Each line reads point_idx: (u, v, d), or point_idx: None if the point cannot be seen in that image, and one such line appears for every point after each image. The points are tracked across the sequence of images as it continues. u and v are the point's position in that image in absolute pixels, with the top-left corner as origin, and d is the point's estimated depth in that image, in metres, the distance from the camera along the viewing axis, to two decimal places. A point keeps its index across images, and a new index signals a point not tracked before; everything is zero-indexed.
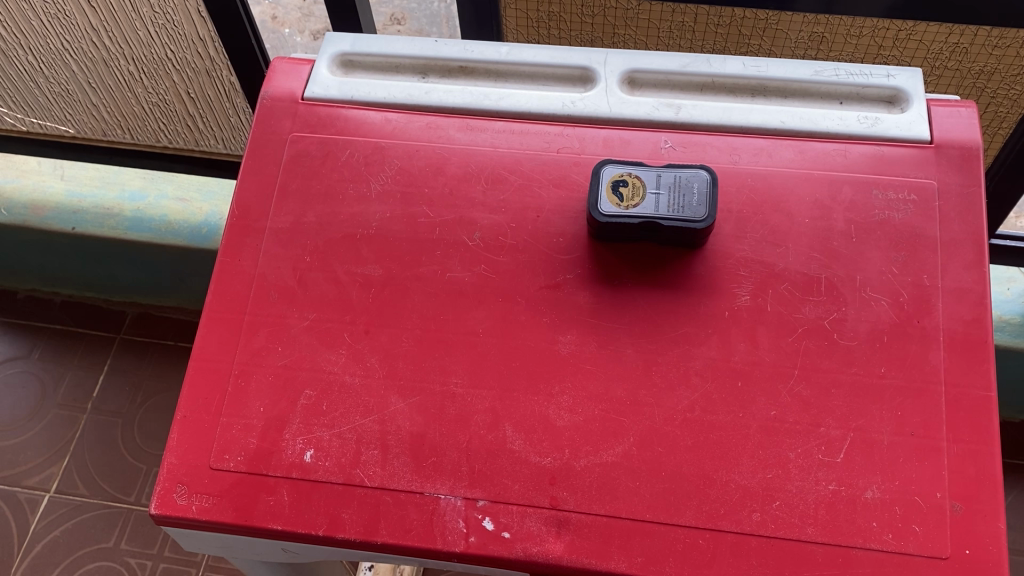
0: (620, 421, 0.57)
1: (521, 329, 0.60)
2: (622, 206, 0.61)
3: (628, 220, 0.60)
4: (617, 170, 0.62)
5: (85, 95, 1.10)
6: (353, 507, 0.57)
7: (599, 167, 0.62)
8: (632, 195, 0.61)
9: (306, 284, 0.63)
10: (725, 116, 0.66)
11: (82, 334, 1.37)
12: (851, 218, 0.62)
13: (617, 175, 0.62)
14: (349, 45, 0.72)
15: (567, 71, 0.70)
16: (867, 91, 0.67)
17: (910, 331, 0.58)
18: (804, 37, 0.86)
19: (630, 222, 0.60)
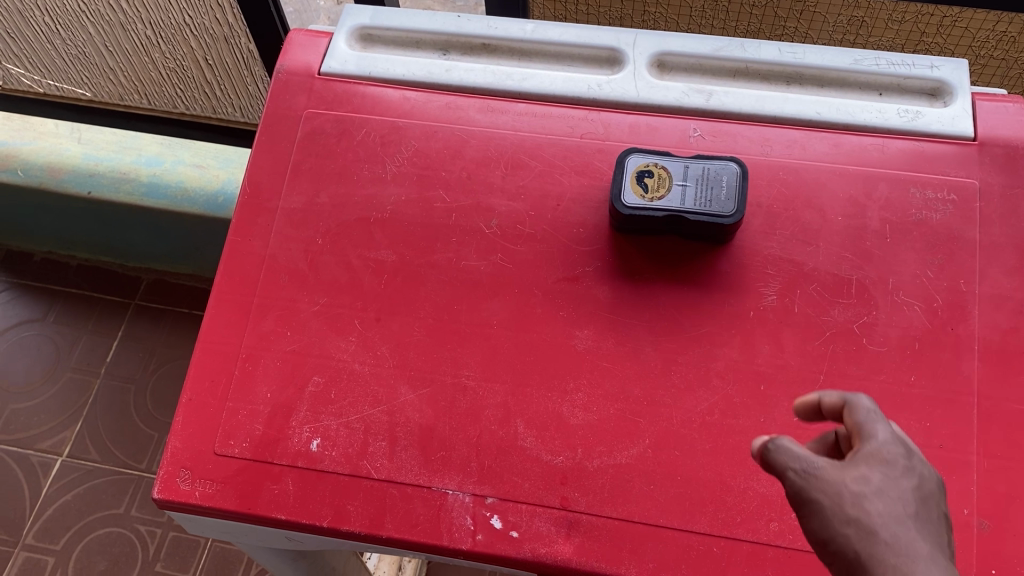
0: (635, 422, 0.55)
1: (537, 323, 0.58)
2: (645, 197, 0.59)
3: (648, 212, 0.58)
4: (642, 160, 0.60)
5: (103, 59, 1.08)
6: (359, 499, 0.55)
7: (624, 157, 0.60)
8: (657, 186, 0.59)
9: (317, 267, 0.61)
10: (757, 105, 0.63)
11: (98, 299, 1.36)
12: (887, 217, 0.59)
13: (643, 164, 0.60)
14: (368, 19, 0.70)
15: (594, 52, 0.67)
16: (909, 82, 0.64)
17: (943, 340, 0.55)
18: (842, 21, 0.82)
19: (654, 216, 0.58)
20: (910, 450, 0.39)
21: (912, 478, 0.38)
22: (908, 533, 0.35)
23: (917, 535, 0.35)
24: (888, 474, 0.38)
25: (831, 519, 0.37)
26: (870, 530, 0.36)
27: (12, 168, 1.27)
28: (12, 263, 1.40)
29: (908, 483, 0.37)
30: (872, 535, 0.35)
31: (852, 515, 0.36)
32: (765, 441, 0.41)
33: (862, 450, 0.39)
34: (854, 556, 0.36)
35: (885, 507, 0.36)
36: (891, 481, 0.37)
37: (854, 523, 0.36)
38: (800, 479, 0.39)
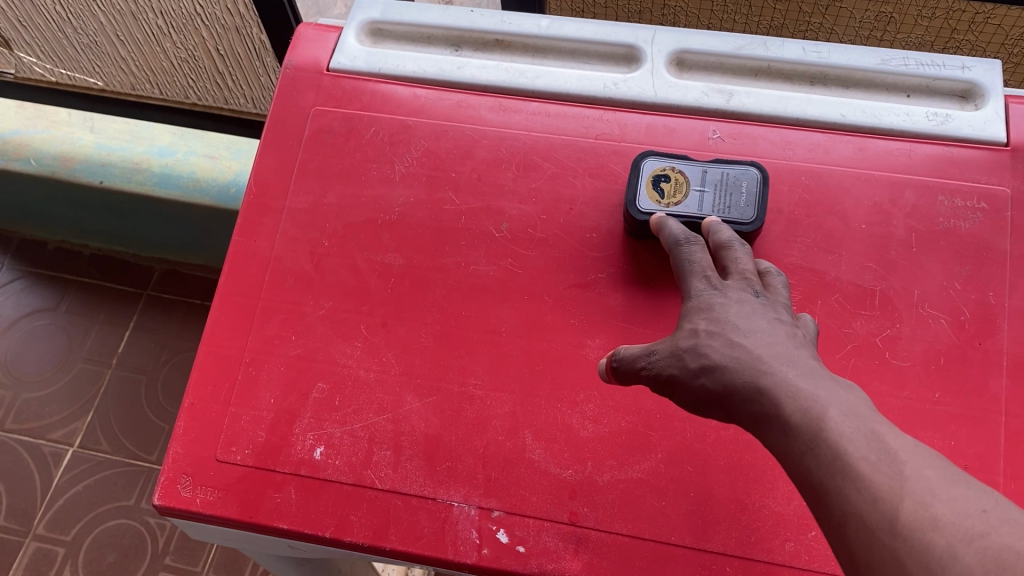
0: (647, 436, 0.54)
1: (547, 331, 0.57)
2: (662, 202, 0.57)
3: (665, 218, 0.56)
4: (658, 163, 0.58)
5: (114, 48, 1.07)
6: (362, 509, 0.54)
7: (640, 160, 0.58)
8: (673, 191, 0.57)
9: (323, 270, 0.60)
10: (780, 106, 0.61)
11: (111, 289, 1.36)
12: (913, 225, 0.57)
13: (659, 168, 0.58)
14: (379, 13, 0.68)
15: (611, 49, 0.65)
16: (939, 83, 0.61)
17: (970, 355, 0.53)
18: (869, 17, 0.78)
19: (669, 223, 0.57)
20: (721, 287, 0.48)
21: (732, 308, 0.46)
22: (742, 348, 0.44)
23: (747, 347, 0.44)
24: (711, 314, 0.46)
25: (684, 375, 0.45)
26: (710, 365, 0.44)
27: (24, 157, 1.27)
28: (25, 251, 1.39)
29: (731, 312, 0.46)
30: (717, 364, 0.44)
31: (697, 365, 0.45)
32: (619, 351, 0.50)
33: (689, 309, 0.48)
34: (712, 388, 0.44)
35: (717, 341, 0.45)
36: (715, 321, 0.46)
37: (701, 365, 0.44)
38: (652, 363, 0.47)
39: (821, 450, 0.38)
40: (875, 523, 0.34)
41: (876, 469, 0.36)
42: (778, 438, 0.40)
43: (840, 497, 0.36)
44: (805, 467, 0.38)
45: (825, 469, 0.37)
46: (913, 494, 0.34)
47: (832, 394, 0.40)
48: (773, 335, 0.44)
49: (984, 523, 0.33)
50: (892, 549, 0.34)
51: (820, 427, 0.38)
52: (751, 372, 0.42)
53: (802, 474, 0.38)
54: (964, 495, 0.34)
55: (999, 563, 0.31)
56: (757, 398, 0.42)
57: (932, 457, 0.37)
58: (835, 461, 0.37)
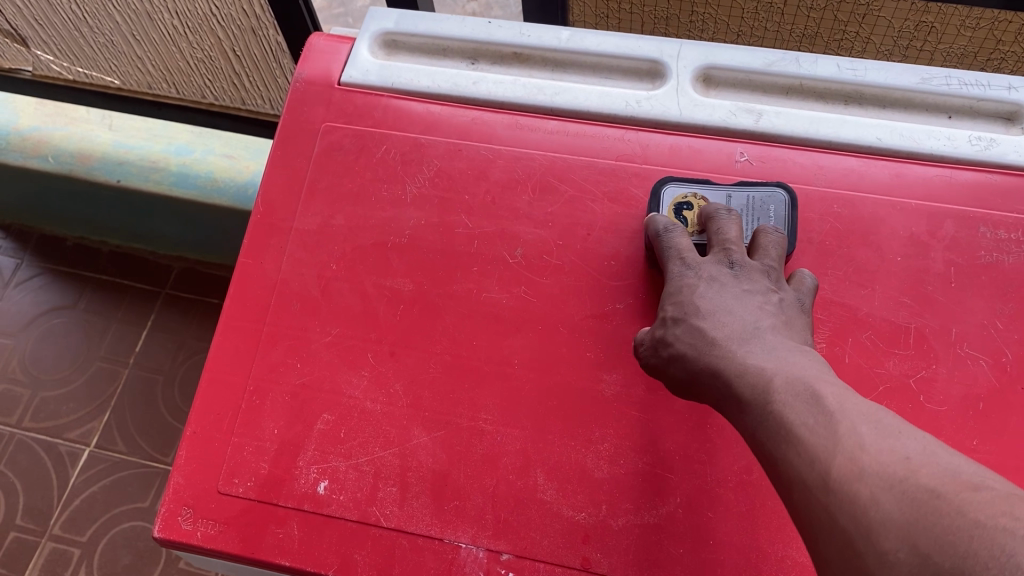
0: (665, 478, 0.51)
1: (562, 364, 0.54)
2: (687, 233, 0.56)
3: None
4: (678, 191, 0.56)
5: (130, 47, 1.05)
6: (366, 548, 0.52)
7: (659, 188, 0.56)
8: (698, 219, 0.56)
9: (330, 295, 0.58)
10: (812, 128, 0.58)
11: (129, 287, 1.35)
12: (952, 258, 0.53)
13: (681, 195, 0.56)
14: (393, 23, 0.65)
15: (634, 63, 0.62)
16: (983, 105, 0.58)
17: (1012, 399, 0.50)
18: (908, 26, 0.74)
19: None
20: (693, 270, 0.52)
21: (700, 291, 0.50)
22: (702, 334, 0.48)
23: (707, 332, 0.48)
24: (680, 301, 0.50)
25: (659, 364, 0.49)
26: (677, 353, 0.48)
27: (42, 155, 1.26)
28: (45, 247, 1.39)
29: (697, 298, 0.50)
30: (682, 352, 0.48)
31: (666, 355, 0.49)
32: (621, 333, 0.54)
33: (665, 296, 0.52)
34: (681, 375, 0.48)
35: (683, 329, 0.49)
36: (682, 309, 0.50)
37: (669, 354, 0.49)
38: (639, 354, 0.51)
39: (769, 420, 0.41)
40: (811, 482, 0.37)
41: (813, 429, 0.38)
42: (735, 415, 0.44)
43: (784, 461, 0.39)
44: (756, 440, 0.42)
45: (773, 440, 0.40)
46: (842, 450, 0.36)
47: (779, 364, 0.43)
48: (734, 315, 0.48)
49: (905, 468, 0.34)
50: (823, 504, 0.36)
51: (768, 399, 0.42)
52: (709, 356, 0.47)
53: (754, 442, 0.42)
54: (893, 445, 0.35)
55: (913, 505, 0.32)
56: (714, 380, 0.46)
57: (869, 409, 0.39)
58: (778, 431, 0.40)
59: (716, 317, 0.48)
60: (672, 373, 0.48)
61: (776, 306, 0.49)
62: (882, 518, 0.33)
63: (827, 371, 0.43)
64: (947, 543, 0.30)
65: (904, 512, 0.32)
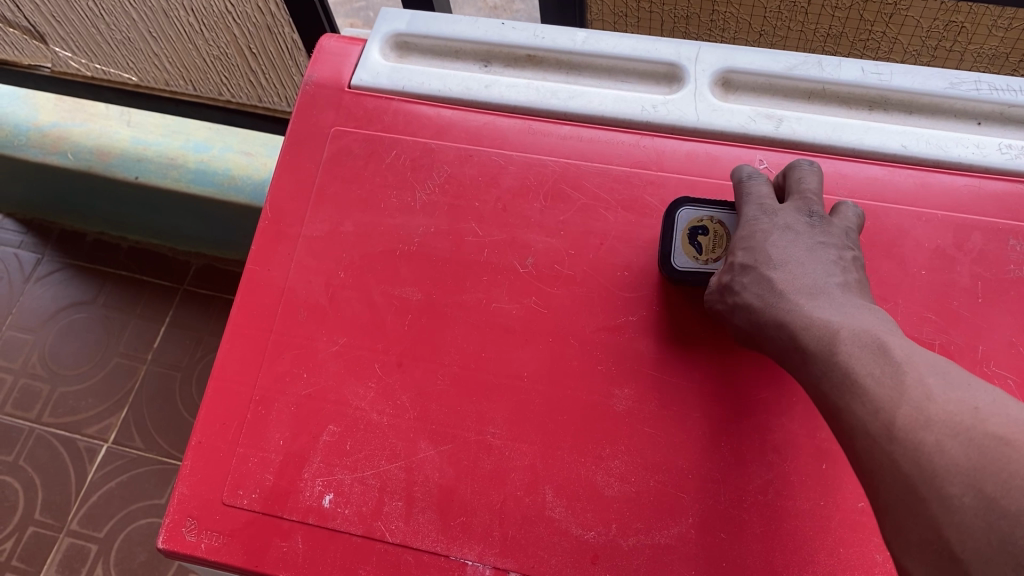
0: (677, 497, 0.50)
1: (572, 377, 0.53)
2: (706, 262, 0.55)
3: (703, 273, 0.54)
4: (693, 214, 0.54)
5: (147, 44, 1.04)
6: (371, 563, 0.51)
7: (675, 211, 0.54)
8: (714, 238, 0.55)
9: (337, 304, 0.57)
10: (834, 134, 0.56)
11: (148, 283, 1.35)
12: (980, 272, 0.51)
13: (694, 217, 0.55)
14: (405, 24, 0.64)
15: (651, 66, 0.61)
16: (1014, 111, 0.55)
17: None
18: (938, 26, 0.72)
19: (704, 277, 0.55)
20: (772, 220, 0.52)
21: (775, 241, 0.51)
22: (772, 286, 0.49)
23: (778, 283, 0.49)
24: (754, 250, 0.51)
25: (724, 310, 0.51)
26: (743, 303, 0.49)
27: (62, 151, 1.26)
28: (65, 242, 1.39)
29: (772, 249, 0.50)
30: (748, 302, 0.49)
31: (732, 302, 0.50)
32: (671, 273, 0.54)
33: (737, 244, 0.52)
34: (743, 325, 0.49)
35: (753, 278, 0.50)
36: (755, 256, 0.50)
37: (734, 303, 0.50)
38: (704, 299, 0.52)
39: (833, 373, 0.42)
40: (875, 427, 0.39)
41: (880, 377, 0.40)
42: (797, 366, 0.45)
43: (849, 408, 0.41)
44: (818, 390, 0.43)
45: (836, 391, 0.42)
46: (911, 398, 0.38)
47: (849, 318, 0.44)
48: (807, 270, 0.49)
49: (973, 417, 0.36)
50: (886, 447, 0.38)
51: (833, 352, 0.43)
52: (776, 308, 0.48)
53: (817, 394, 0.43)
54: (959, 394, 0.38)
55: (979, 451, 0.35)
56: (781, 330, 0.47)
57: (936, 362, 0.40)
58: (843, 381, 0.42)
59: (788, 270, 0.49)
60: (735, 322, 0.50)
61: (851, 263, 0.49)
62: (947, 464, 0.35)
63: (896, 331, 0.44)
64: (1012, 486, 0.33)
65: (970, 459, 0.35)
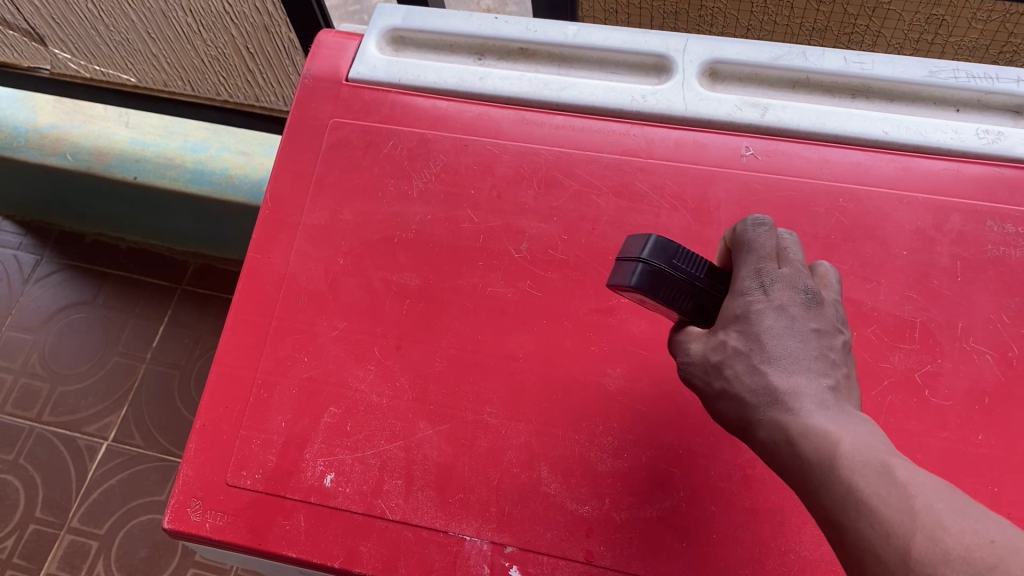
0: (669, 472, 0.51)
1: (566, 358, 0.54)
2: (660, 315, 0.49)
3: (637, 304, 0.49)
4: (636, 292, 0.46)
5: (146, 45, 1.06)
6: (372, 540, 0.53)
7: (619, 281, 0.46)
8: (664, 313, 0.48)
9: (337, 289, 0.58)
10: (818, 122, 0.57)
11: (146, 283, 1.37)
12: (959, 252, 0.53)
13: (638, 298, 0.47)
14: (401, 20, 0.65)
15: (640, 58, 0.62)
16: (992, 98, 0.57)
17: (1018, 394, 0.50)
18: (919, 19, 0.74)
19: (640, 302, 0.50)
20: (766, 294, 0.44)
21: (768, 322, 0.43)
22: (764, 380, 0.42)
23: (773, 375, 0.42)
24: (743, 328, 0.43)
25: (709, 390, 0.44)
26: (732, 391, 0.43)
27: (61, 153, 1.27)
28: (63, 243, 1.41)
29: (761, 329, 0.43)
30: (739, 394, 0.43)
31: (719, 385, 0.44)
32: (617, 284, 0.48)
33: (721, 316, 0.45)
34: (731, 413, 0.43)
35: (741, 364, 0.43)
36: (745, 337, 0.43)
37: (722, 387, 0.44)
38: (683, 369, 0.46)
39: (833, 487, 0.36)
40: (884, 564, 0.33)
41: (888, 505, 0.34)
42: (788, 477, 0.40)
43: (850, 536, 0.35)
44: (815, 512, 0.38)
45: (836, 507, 0.36)
46: (925, 537, 0.33)
47: (849, 433, 0.38)
48: (802, 364, 0.42)
49: (993, 554, 0.31)
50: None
51: (832, 463, 0.37)
52: (768, 406, 0.41)
53: (815, 515, 0.38)
54: (973, 523, 0.33)
55: None
56: (772, 434, 0.41)
57: (943, 484, 0.35)
58: (843, 503, 0.36)
59: (781, 358, 0.42)
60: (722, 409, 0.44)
61: (841, 354, 0.43)
62: None
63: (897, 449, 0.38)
64: None
65: None
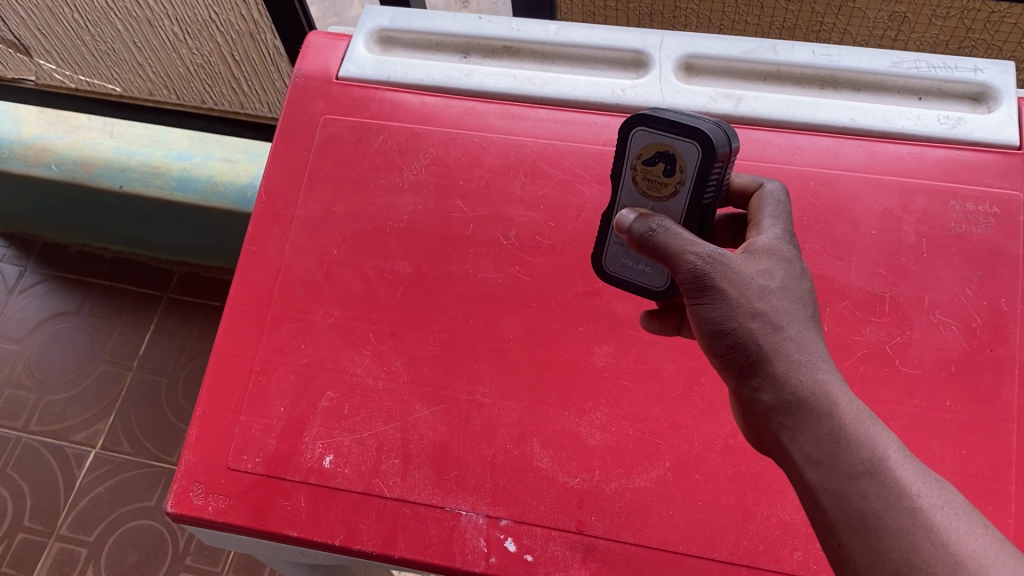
0: (655, 444, 0.54)
1: (555, 339, 0.57)
2: (636, 188, 0.49)
3: (631, 174, 0.49)
4: (681, 147, 0.46)
5: (132, 54, 1.08)
6: (371, 518, 0.54)
7: (687, 125, 0.46)
8: (662, 187, 0.48)
9: (332, 279, 0.60)
10: (790, 111, 0.60)
11: (131, 291, 1.38)
12: (924, 231, 0.56)
13: (677, 152, 0.46)
14: (388, 21, 0.68)
15: (619, 54, 0.65)
16: (951, 86, 0.61)
17: (981, 362, 0.52)
18: (883, 17, 0.77)
19: (623, 176, 0.49)
20: (802, 266, 0.45)
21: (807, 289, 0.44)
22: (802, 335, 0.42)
23: (810, 340, 0.42)
24: (785, 277, 0.43)
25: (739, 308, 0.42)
26: (772, 325, 0.42)
27: (45, 163, 1.28)
28: (47, 254, 1.42)
29: (802, 289, 0.43)
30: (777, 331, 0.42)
31: (757, 312, 0.42)
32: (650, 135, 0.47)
33: (765, 255, 0.44)
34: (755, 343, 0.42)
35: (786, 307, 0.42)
36: (790, 287, 0.43)
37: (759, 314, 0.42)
38: (705, 262, 0.42)
39: (879, 472, 0.37)
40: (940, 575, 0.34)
41: (949, 525, 0.36)
42: (808, 440, 0.40)
43: (896, 537, 0.36)
44: (838, 489, 0.38)
45: (879, 490, 0.37)
46: (990, 566, 0.34)
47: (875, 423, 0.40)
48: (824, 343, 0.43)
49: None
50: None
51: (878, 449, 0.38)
52: (804, 360, 0.41)
53: (843, 486, 0.38)
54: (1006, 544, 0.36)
55: None
56: (806, 390, 0.40)
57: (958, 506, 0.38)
58: (897, 503, 0.36)
59: (814, 328, 0.43)
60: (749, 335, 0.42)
61: None
62: None
63: None
64: None
65: None
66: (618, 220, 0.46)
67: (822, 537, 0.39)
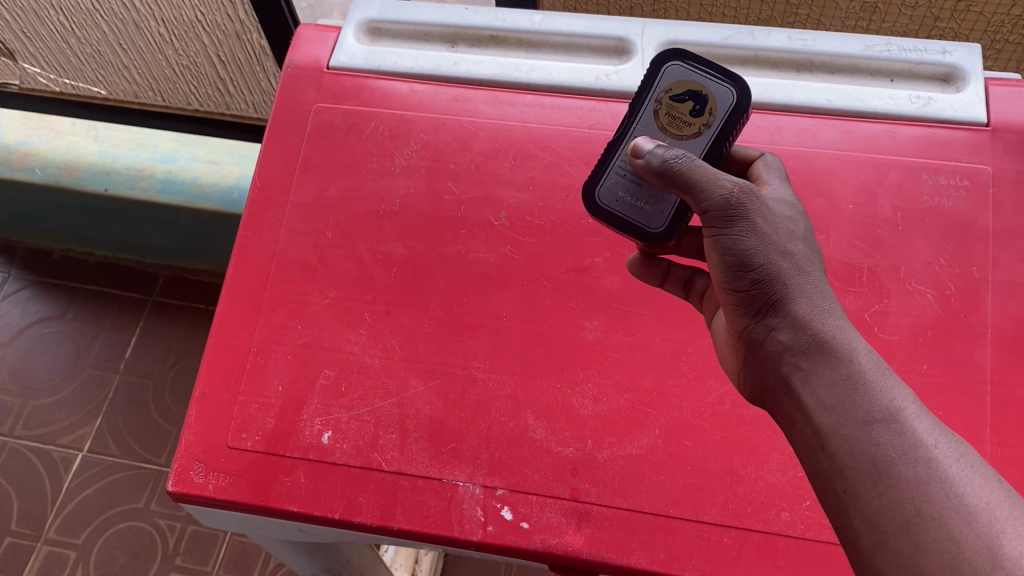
0: (645, 413, 0.56)
1: (546, 314, 0.59)
2: (655, 122, 0.53)
3: (655, 107, 0.53)
4: (714, 89, 0.52)
5: (117, 56, 1.08)
6: (370, 491, 0.55)
7: (728, 71, 0.52)
8: (684, 124, 0.52)
9: (327, 261, 0.62)
10: (767, 93, 0.63)
11: (116, 295, 1.38)
12: (899, 204, 0.59)
13: (711, 94, 0.52)
14: (377, 12, 0.70)
15: (602, 42, 0.67)
16: (921, 68, 0.63)
17: (956, 327, 0.55)
18: (855, 7, 0.80)
19: (647, 107, 0.53)
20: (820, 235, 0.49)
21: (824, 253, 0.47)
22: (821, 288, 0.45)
23: (827, 294, 0.45)
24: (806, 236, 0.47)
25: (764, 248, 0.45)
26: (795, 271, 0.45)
27: (29, 167, 1.28)
28: (31, 260, 1.42)
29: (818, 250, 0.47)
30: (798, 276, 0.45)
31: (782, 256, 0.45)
32: (688, 75, 0.53)
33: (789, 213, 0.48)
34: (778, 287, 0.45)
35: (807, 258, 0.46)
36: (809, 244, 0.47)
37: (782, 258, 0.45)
38: (739, 193, 0.46)
39: (890, 421, 0.39)
40: (948, 519, 0.35)
41: (961, 478, 0.37)
42: (823, 383, 0.42)
43: (904, 482, 0.37)
44: (850, 434, 0.40)
45: (889, 435, 0.39)
46: (1000, 520, 0.35)
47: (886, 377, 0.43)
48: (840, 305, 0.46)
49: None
50: (953, 542, 0.35)
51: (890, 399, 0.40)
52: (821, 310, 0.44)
53: (855, 429, 0.40)
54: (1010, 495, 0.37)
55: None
56: (824, 335, 0.43)
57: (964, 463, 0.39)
58: (910, 452, 0.38)
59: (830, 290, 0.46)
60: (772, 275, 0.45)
61: None
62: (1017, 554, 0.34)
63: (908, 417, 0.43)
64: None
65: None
66: (637, 144, 0.50)
67: (826, 484, 0.40)
